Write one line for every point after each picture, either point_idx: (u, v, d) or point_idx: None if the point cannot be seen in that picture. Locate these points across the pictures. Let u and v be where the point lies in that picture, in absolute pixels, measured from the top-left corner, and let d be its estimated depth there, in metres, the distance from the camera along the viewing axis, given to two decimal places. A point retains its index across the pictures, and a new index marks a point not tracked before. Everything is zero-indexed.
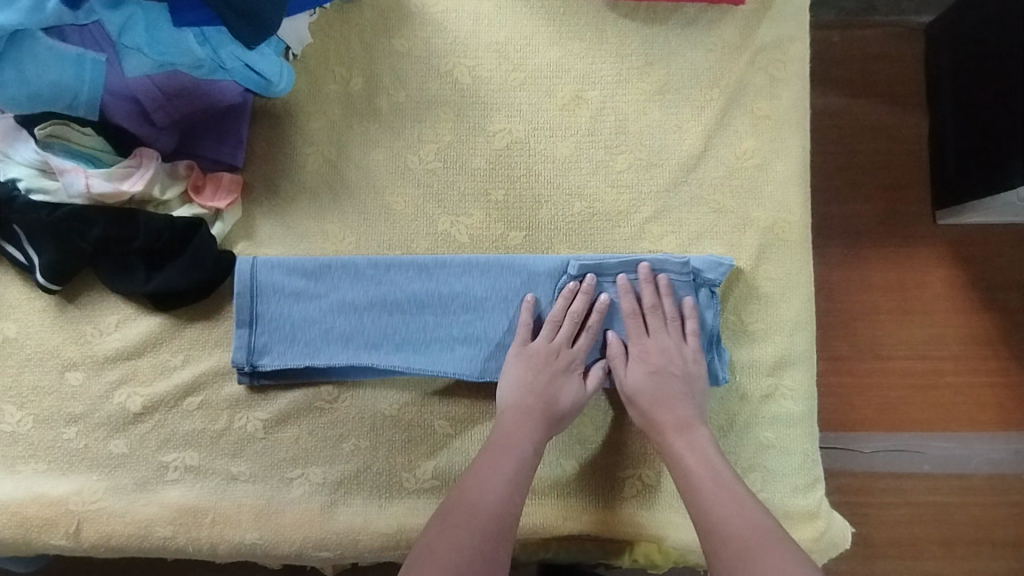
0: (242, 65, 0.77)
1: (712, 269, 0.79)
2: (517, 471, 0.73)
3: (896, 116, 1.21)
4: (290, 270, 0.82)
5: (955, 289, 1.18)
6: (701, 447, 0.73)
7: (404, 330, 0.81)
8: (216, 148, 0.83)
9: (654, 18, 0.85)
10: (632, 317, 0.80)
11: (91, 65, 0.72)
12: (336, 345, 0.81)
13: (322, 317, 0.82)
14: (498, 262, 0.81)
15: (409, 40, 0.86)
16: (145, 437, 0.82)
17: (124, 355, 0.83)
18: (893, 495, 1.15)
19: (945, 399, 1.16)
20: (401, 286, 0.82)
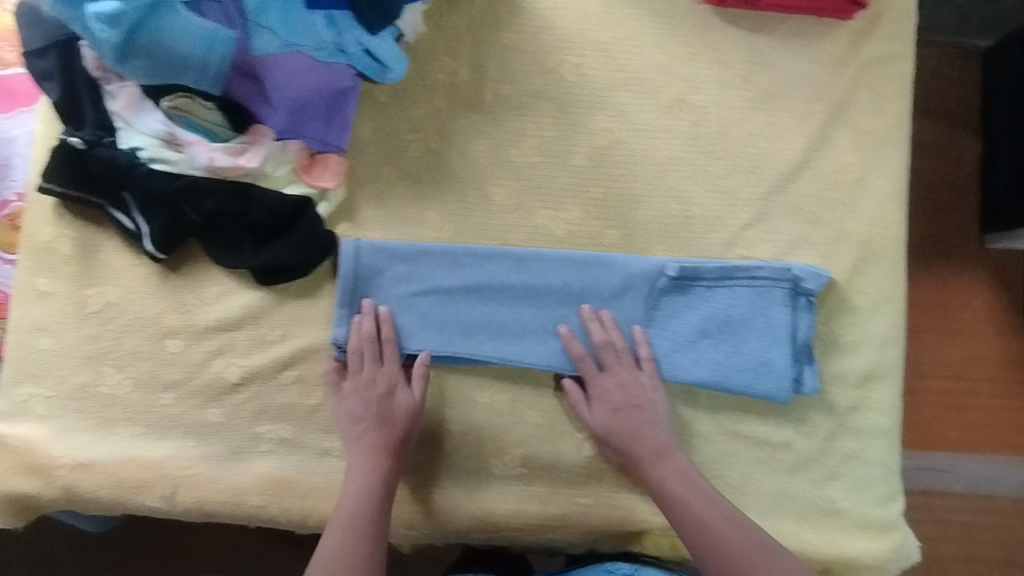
0: (362, 50, 0.79)
1: (811, 279, 0.81)
2: (379, 496, 0.77)
3: (969, 137, 1.22)
4: (393, 255, 0.83)
5: (997, 313, 1.20)
6: (683, 473, 0.78)
7: (499, 320, 0.83)
8: (322, 130, 0.82)
9: (762, 26, 0.86)
10: (609, 348, 0.81)
11: (223, 42, 0.72)
12: (433, 331, 0.83)
13: (420, 302, 0.83)
14: (597, 259, 0.83)
15: (517, 33, 0.87)
16: (240, 407, 0.84)
17: (223, 326, 0.85)
18: (932, 511, 1.18)
19: (981, 420, 1.18)
20: (499, 277, 0.83)
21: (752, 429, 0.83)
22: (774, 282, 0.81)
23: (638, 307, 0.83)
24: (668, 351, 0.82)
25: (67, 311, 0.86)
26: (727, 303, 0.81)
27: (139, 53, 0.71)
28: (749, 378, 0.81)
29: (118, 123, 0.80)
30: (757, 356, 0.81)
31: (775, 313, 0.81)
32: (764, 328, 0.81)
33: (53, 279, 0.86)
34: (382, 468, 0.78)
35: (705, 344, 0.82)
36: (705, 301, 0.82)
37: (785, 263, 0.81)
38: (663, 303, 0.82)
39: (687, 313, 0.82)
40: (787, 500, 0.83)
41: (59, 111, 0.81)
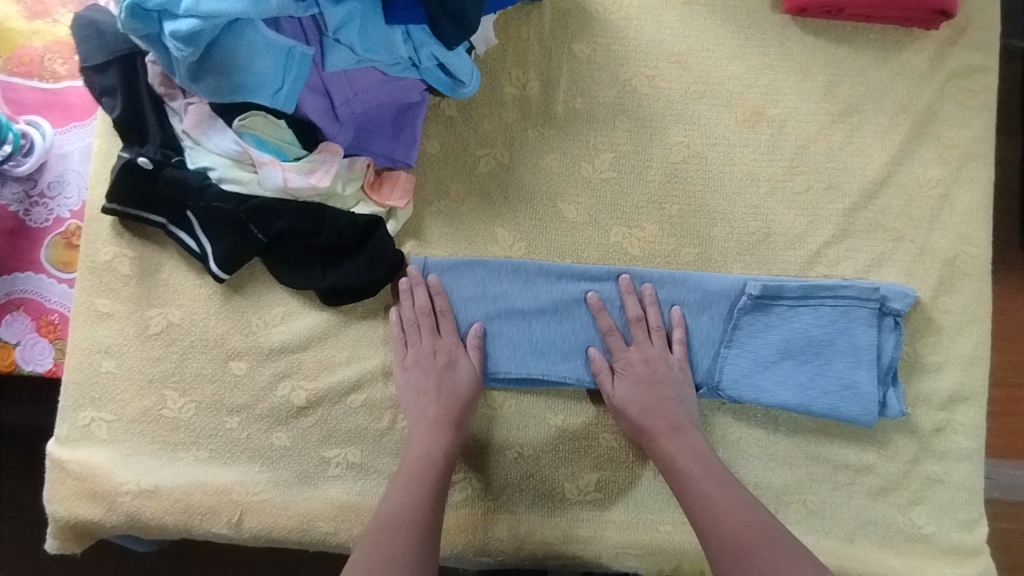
0: (437, 65, 0.76)
1: (897, 299, 0.78)
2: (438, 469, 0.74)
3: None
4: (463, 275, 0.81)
5: None
6: (695, 450, 0.75)
7: (572, 340, 0.81)
8: (390, 145, 0.81)
9: (842, 37, 0.84)
10: (639, 325, 0.80)
11: (298, 60, 0.71)
12: (504, 351, 0.81)
13: (490, 322, 0.81)
14: (673, 277, 0.80)
15: (589, 45, 0.85)
16: (308, 431, 0.82)
17: (289, 347, 0.83)
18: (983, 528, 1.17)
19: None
20: (573, 294, 0.81)
21: (836, 453, 0.80)
22: (861, 301, 0.78)
23: (716, 327, 0.80)
24: (748, 372, 0.79)
25: (129, 332, 0.84)
26: (809, 323, 0.79)
27: (215, 70, 0.70)
28: (836, 403, 0.77)
29: (186, 142, 0.78)
30: (844, 379, 0.78)
31: (862, 334, 0.78)
32: (849, 349, 0.78)
33: (113, 300, 0.84)
34: (443, 440, 0.76)
35: (787, 366, 0.79)
36: (786, 321, 0.79)
37: (871, 282, 0.78)
38: (743, 324, 0.79)
39: (767, 334, 0.79)
40: (871, 525, 0.79)
41: (120, 128, 0.78)
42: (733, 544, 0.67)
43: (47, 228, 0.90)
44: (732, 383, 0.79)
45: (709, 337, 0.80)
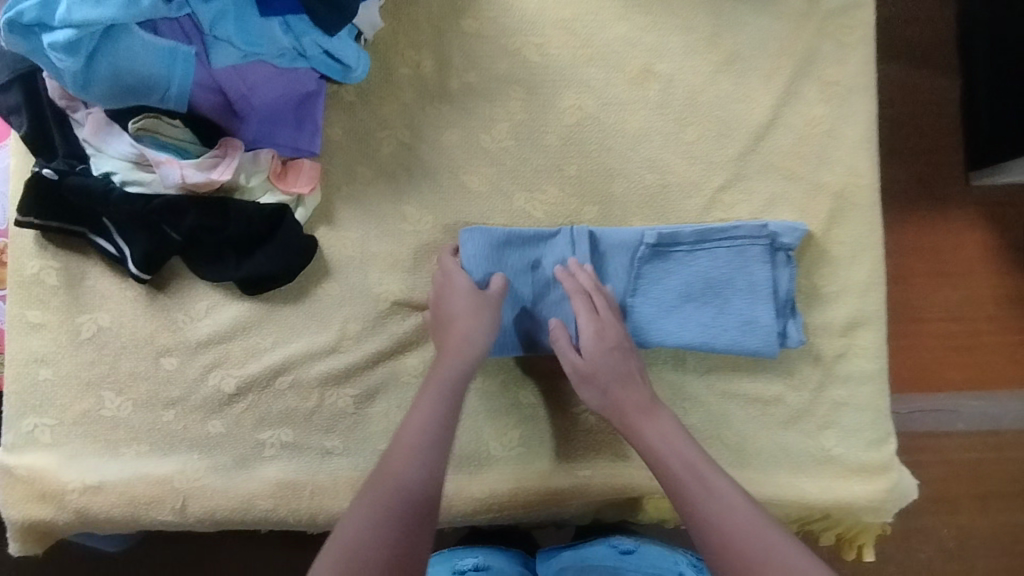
0: (323, 52, 0.79)
1: (787, 234, 0.81)
2: (440, 435, 0.72)
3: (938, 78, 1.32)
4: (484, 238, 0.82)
5: (986, 252, 1.30)
6: (669, 432, 0.74)
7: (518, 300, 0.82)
8: (293, 135, 0.83)
9: None
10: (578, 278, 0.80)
11: (182, 58, 0.74)
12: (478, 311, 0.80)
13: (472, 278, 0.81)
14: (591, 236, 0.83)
15: (477, 19, 0.87)
16: (241, 417, 0.86)
17: (215, 339, 0.86)
18: (936, 453, 1.27)
19: (979, 357, 1.29)
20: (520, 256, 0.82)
21: (745, 389, 0.83)
22: (752, 241, 0.81)
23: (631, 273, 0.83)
24: (652, 318, 0.82)
25: (62, 340, 0.87)
26: (706, 265, 0.82)
27: (102, 77, 0.73)
28: (737, 341, 0.81)
29: (88, 150, 0.81)
30: (742, 316, 0.81)
31: (756, 271, 0.81)
32: (743, 287, 0.81)
33: (43, 310, 0.87)
34: (445, 405, 0.74)
35: (690, 308, 0.82)
36: (684, 266, 0.82)
37: (761, 221, 0.82)
38: (644, 272, 0.82)
39: (668, 279, 0.82)
40: (786, 453, 0.83)
41: (29, 143, 0.82)
42: (683, 502, 0.69)
43: None
44: (639, 330, 0.82)
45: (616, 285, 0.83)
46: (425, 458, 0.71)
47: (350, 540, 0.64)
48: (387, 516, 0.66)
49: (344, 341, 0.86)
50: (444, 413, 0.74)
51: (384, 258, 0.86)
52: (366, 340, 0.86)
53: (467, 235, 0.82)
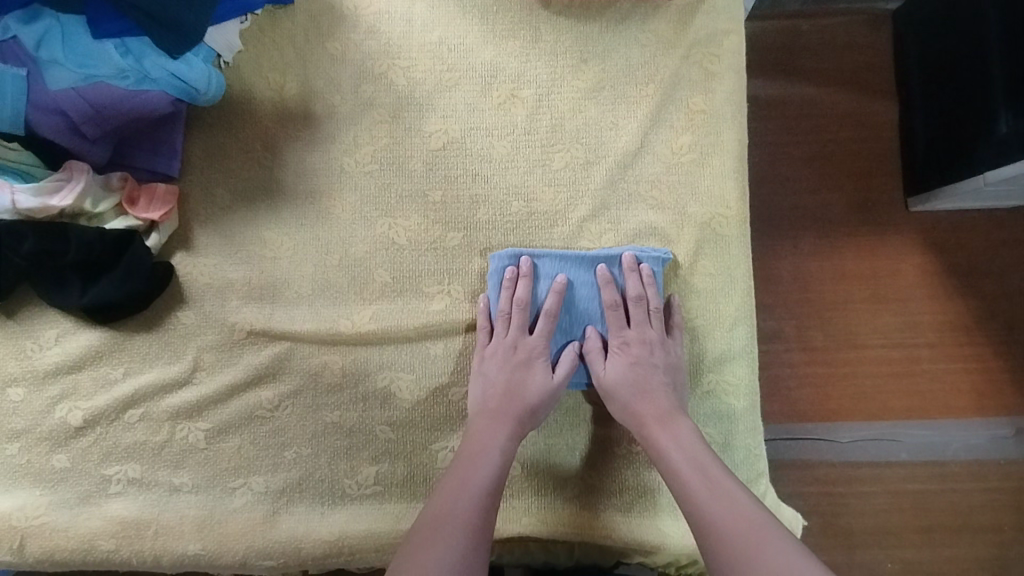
0: (169, 74, 0.77)
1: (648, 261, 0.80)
2: (499, 465, 0.73)
3: (869, 104, 1.36)
4: (513, 264, 0.80)
5: (929, 276, 1.32)
6: (685, 442, 0.72)
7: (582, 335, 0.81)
8: (149, 158, 0.83)
9: (589, 13, 0.85)
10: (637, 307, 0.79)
11: (8, 79, 0.73)
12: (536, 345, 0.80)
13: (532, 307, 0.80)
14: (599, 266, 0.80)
15: (341, 41, 0.86)
16: (87, 451, 0.82)
17: (64, 369, 0.83)
18: (872, 482, 1.27)
19: (922, 385, 1.29)
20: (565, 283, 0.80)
21: (610, 423, 0.81)
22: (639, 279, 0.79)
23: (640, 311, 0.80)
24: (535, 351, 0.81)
25: None
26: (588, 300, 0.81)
27: None
28: None
29: None
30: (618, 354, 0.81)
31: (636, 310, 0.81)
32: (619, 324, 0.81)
33: None
34: (505, 437, 0.75)
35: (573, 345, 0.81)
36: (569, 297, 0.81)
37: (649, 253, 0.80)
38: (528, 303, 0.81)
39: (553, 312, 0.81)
40: (652, 493, 0.79)
41: None
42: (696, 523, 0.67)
43: None
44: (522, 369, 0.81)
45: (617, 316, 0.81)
46: (484, 484, 0.71)
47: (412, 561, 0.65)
48: (438, 539, 0.67)
49: (197, 372, 0.83)
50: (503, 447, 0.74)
51: (242, 285, 0.83)
52: (219, 371, 0.83)
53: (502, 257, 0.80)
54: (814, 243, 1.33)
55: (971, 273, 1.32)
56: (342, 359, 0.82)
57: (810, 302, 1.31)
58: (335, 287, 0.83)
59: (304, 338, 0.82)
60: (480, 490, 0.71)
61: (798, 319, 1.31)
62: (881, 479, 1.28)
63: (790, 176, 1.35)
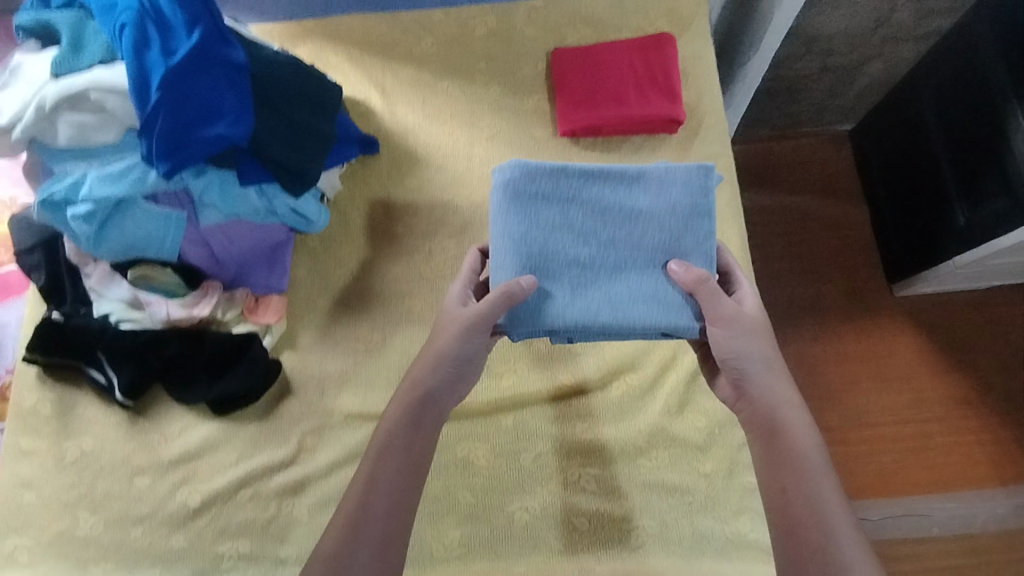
0: (290, 209, 0.97)
1: (678, 177, 0.87)
2: (416, 423, 0.83)
3: (836, 205, 1.64)
4: (513, 176, 0.86)
5: (924, 354, 1.50)
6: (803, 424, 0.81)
7: (614, 256, 0.86)
8: (266, 276, 1.02)
9: (610, 148, 1.09)
10: (675, 222, 0.86)
11: (175, 223, 0.91)
12: (571, 269, 0.86)
13: (557, 227, 0.86)
14: (624, 183, 0.88)
15: (417, 178, 1.09)
16: (202, 530, 0.93)
17: (185, 457, 0.96)
18: (912, 559, 1.35)
19: (940, 457, 1.42)
20: (587, 202, 0.87)
21: (665, 478, 0.92)
22: (673, 194, 0.87)
23: (688, 234, 0.86)
24: (566, 280, 0.85)
25: (48, 465, 0.97)
26: (613, 220, 0.87)
27: (112, 238, 0.91)
28: (663, 325, 0.84)
29: (93, 295, 0.96)
30: (654, 284, 0.85)
31: (669, 230, 0.86)
32: (655, 255, 0.86)
33: (36, 438, 0.98)
34: (429, 384, 0.84)
35: (604, 273, 0.86)
36: (587, 214, 0.87)
37: (705, 168, 0.88)
38: (544, 212, 0.86)
39: (576, 237, 0.86)
40: (707, 541, 0.89)
41: (44, 292, 0.99)
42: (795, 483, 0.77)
43: None
44: (547, 304, 0.83)
45: (654, 244, 0.86)
46: (392, 429, 0.82)
47: (358, 507, 0.78)
48: (375, 491, 0.79)
49: (301, 453, 0.96)
50: (422, 394, 0.84)
51: (339, 376, 0.99)
52: (320, 450, 0.96)
53: (500, 172, 0.87)
54: (813, 326, 1.53)
55: (961, 347, 1.50)
56: None
57: (821, 384, 1.48)
58: None
59: None
60: (402, 448, 0.82)
61: (813, 396, 1.46)
62: (918, 553, 1.36)
63: (780, 266, 1.59)
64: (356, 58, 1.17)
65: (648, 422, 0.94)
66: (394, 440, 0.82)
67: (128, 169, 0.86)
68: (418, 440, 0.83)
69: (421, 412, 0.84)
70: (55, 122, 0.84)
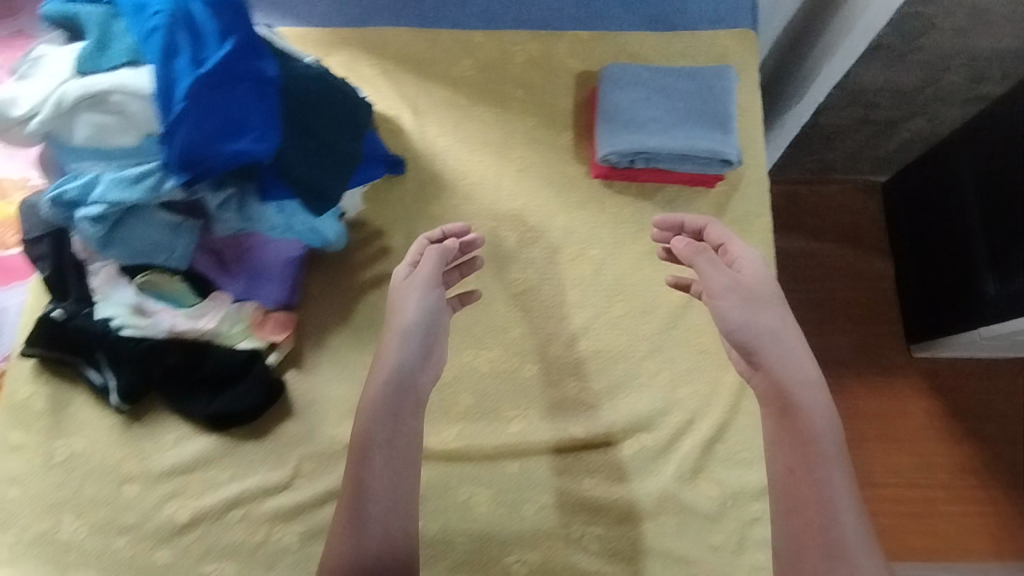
0: (307, 228, 0.95)
1: (721, 71, 1.02)
2: (395, 392, 0.86)
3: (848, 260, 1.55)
4: (606, 77, 1.03)
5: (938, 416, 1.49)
6: (787, 357, 0.85)
7: (679, 118, 1.00)
8: (274, 290, 0.98)
9: (645, 194, 1.06)
10: (719, 88, 1.01)
11: (188, 231, 0.89)
12: (646, 130, 0.99)
13: (632, 105, 1.01)
14: (685, 71, 1.02)
15: (444, 206, 1.06)
16: (189, 547, 0.91)
17: (178, 470, 0.93)
18: None
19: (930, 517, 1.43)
20: (655, 82, 1.02)
21: (667, 546, 0.90)
22: (718, 81, 1.01)
23: (731, 104, 1.00)
24: (640, 136, 0.99)
25: (35, 462, 0.94)
26: (675, 94, 1.01)
27: (117, 243, 0.86)
28: (712, 152, 0.98)
29: (97, 295, 0.92)
30: (711, 135, 0.98)
31: (719, 105, 1.00)
32: (710, 116, 0.99)
33: (26, 432, 0.95)
34: (385, 368, 0.87)
35: (671, 129, 0.99)
36: (654, 91, 1.01)
37: (727, 67, 1.02)
38: (625, 95, 1.01)
39: (648, 106, 1.00)
40: None
41: (49, 285, 0.97)
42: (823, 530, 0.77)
43: None
44: (625, 147, 0.99)
45: (710, 109, 1.00)
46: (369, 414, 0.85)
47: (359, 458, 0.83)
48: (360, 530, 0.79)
49: (296, 479, 0.93)
50: (386, 427, 0.84)
51: (342, 402, 0.97)
52: (315, 479, 0.93)
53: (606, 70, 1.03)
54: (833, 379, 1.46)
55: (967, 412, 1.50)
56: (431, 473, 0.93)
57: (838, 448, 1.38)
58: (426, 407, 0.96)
59: None
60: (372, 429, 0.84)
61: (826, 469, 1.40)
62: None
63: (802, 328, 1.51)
64: (389, 72, 1.13)
65: (659, 486, 0.92)
66: (377, 417, 0.84)
67: (145, 174, 0.82)
68: (401, 423, 0.85)
69: (395, 388, 0.86)
70: (72, 119, 0.80)
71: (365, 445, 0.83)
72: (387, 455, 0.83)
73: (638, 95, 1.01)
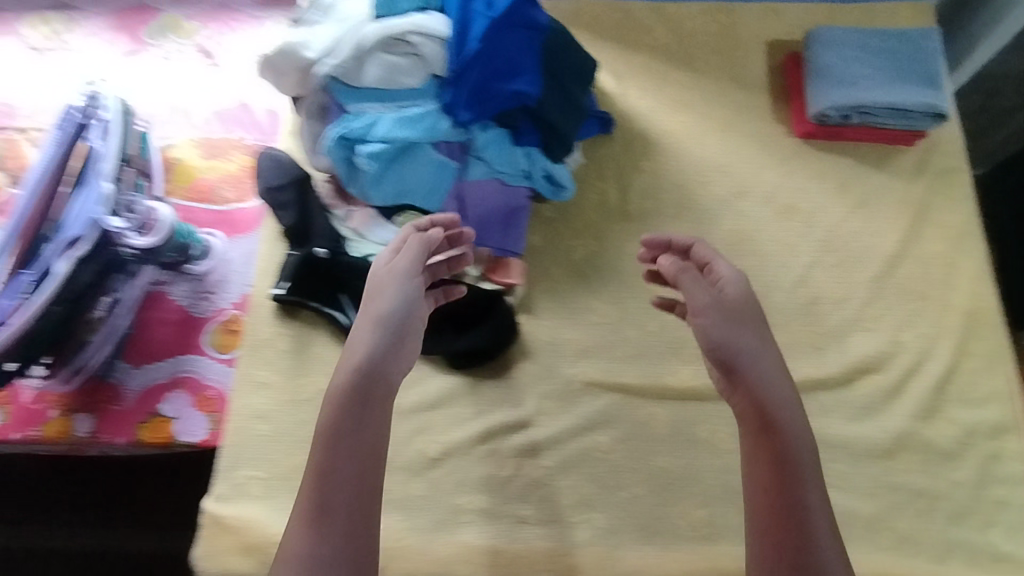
0: (543, 174, 0.97)
1: (924, 34, 1.08)
2: (361, 407, 0.74)
3: None
4: (813, 39, 1.09)
5: None
6: (762, 374, 0.76)
7: (892, 72, 1.05)
8: (502, 238, 0.98)
9: (847, 153, 1.10)
10: (926, 48, 1.06)
11: (450, 172, 0.94)
12: (862, 81, 1.04)
13: (844, 60, 1.06)
14: (890, 32, 1.08)
15: (654, 162, 1.10)
16: (442, 480, 0.93)
17: (424, 407, 0.96)
18: None
19: None
20: (864, 42, 1.07)
21: (908, 481, 0.93)
22: (924, 41, 1.07)
23: (938, 62, 1.05)
24: (857, 87, 1.03)
25: (283, 399, 0.97)
26: (885, 51, 1.06)
27: (389, 182, 0.93)
28: (926, 104, 1.02)
29: (354, 235, 1.03)
30: (924, 88, 1.03)
31: (928, 62, 1.05)
32: (921, 71, 1.04)
33: (272, 370, 0.98)
34: (337, 382, 0.74)
35: (886, 80, 1.04)
36: (864, 48, 1.07)
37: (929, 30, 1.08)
38: (836, 51, 1.06)
39: (861, 61, 1.05)
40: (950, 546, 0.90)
41: (289, 231, 1.02)
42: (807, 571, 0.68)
43: (209, 317, 1.06)
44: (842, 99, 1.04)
45: (920, 65, 1.05)
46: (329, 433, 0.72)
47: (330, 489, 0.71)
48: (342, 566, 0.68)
49: (539, 416, 0.96)
50: (347, 441, 0.72)
51: (576, 344, 1.00)
52: (558, 416, 0.96)
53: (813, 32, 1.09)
54: None
55: None
56: (670, 412, 0.96)
57: None
58: (658, 349, 1.00)
59: (635, 392, 0.97)
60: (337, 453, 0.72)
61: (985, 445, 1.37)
62: None
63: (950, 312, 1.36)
64: (587, 40, 1.18)
65: (896, 425, 0.95)
66: (342, 421, 0.73)
67: (424, 114, 0.89)
68: (367, 422, 0.73)
69: (356, 403, 0.74)
70: (364, 61, 0.87)
71: (326, 477, 0.71)
72: (343, 486, 0.71)
73: (850, 52, 1.06)
